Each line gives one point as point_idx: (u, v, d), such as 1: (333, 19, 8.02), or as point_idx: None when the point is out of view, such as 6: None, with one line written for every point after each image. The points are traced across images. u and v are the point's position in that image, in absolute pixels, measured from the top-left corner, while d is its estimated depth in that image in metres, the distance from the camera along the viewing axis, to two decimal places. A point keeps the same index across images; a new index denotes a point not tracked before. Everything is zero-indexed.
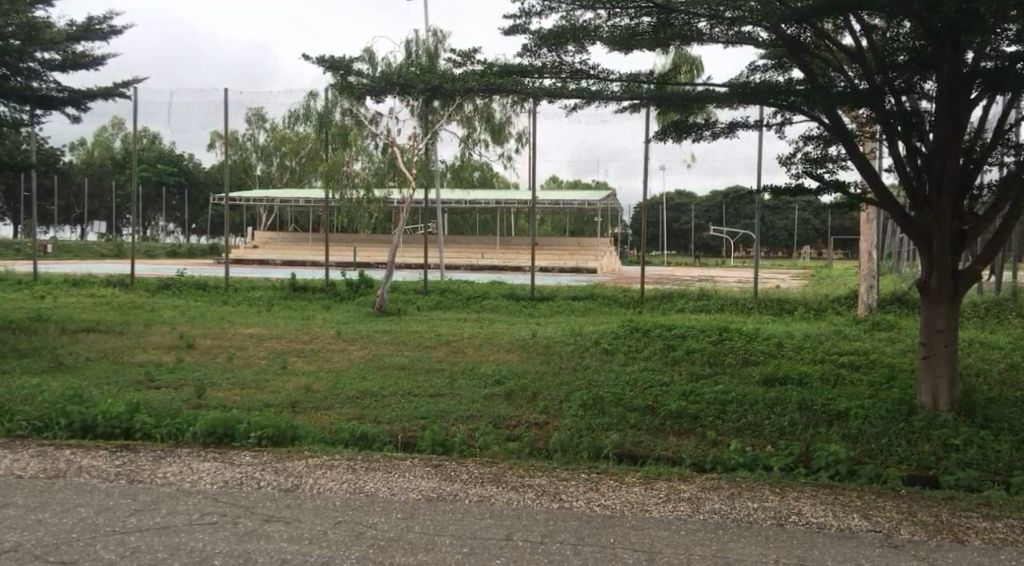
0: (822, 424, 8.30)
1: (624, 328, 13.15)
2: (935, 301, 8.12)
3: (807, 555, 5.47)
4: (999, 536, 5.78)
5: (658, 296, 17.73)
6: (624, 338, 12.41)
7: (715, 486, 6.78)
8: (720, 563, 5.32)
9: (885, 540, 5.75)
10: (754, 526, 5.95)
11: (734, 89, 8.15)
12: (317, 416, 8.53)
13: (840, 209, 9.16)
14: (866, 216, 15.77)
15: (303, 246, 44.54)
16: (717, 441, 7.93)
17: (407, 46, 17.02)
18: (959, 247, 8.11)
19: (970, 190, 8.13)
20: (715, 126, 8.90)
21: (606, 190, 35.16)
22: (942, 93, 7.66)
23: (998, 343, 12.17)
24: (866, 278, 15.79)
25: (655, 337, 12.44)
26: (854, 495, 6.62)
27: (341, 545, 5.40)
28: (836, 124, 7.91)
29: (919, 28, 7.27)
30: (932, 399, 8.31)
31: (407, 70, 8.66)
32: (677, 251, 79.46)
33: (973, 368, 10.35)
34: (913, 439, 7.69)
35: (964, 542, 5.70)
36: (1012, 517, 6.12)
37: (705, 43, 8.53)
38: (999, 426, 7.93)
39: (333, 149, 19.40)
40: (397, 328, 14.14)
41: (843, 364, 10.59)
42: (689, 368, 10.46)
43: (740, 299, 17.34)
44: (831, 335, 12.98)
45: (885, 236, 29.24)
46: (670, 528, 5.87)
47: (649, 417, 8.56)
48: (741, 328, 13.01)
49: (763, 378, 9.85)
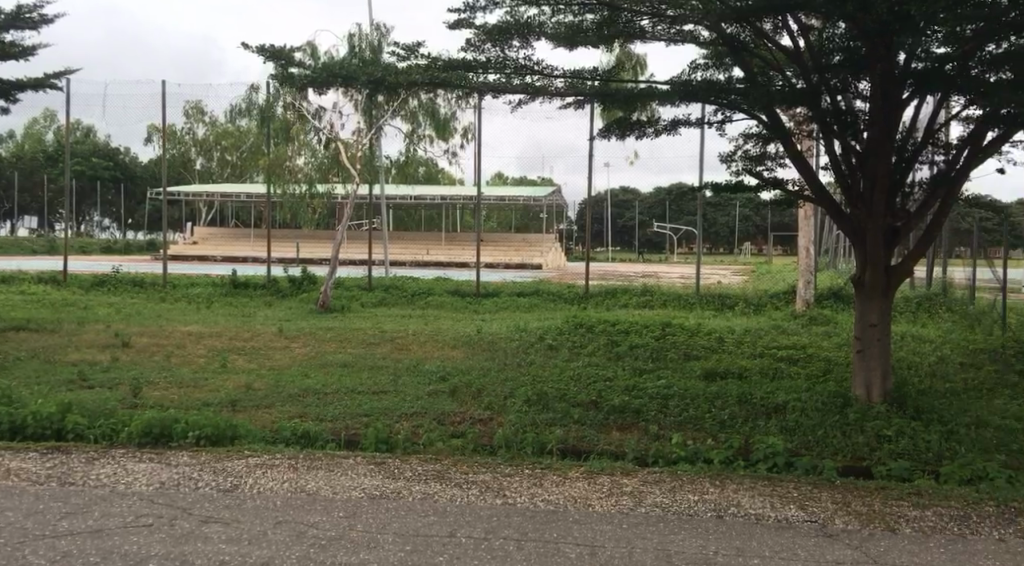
0: (761, 416, 8.45)
1: (567, 324, 13.22)
2: (871, 296, 8.28)
3: (746, 546, 5.57)
4: (928, 525, 5.97)
5: (603, 291, 17.88)
6: (569, 333, 12.50)
7: (657, 480, 6.88)
8: (660, 556, 5.38)
9: (821, 529, 5.89)
10: (693, 519, 6.04)
11: (676, 86, 8.24)
12: (257, 415, 8.41)
13: (779, 205, 9.30)
14: (804, 212, 16.03)
15: (245, 242, 43.75)
16: (660, 435, 8.03)
17: (350, 40, 16.84)
18: (892, 243, 8.30)
19: (902, 188, 8.29)
20: (657, 124, 8.89)
21: (551, 186, 35.35)
22: (876, 92, 7.82)
23: (930, 336, 12.55)
24: (804, 274, 16.07)
25: (599, 331, 12.57)
26: (791, 486, 6.78)
27: (281, 545, 5.33)
28: (774, 123, 8.05)
29: (853, 28, 7.43)
30: (867, 391, 8.51)
31: (349, 63, 8.55)
32: (623, 247, 80.47)
33: (906, 360, 10.68)
34: (848, 431, 7.88)
35: (894, 530, 5.88)
36: (940, 506, 6.35)
37: (647, 42, 8.62)
38: (929, 417, 8.15)
39: (275, 144, 19.14)
40: (342, 326, 13.93)
41: (781, 358, 10.80)
42: (633, 363, 10.55)
43: (684, 293, 17.60)
44: (769, 329, 13.23)
45: (822, 232, 29.96)
46: (612, 522, 5.93)
47: (593, 412, 8.61)
48: (684, 324, 13.18)
49: (704, 372, 9.99)
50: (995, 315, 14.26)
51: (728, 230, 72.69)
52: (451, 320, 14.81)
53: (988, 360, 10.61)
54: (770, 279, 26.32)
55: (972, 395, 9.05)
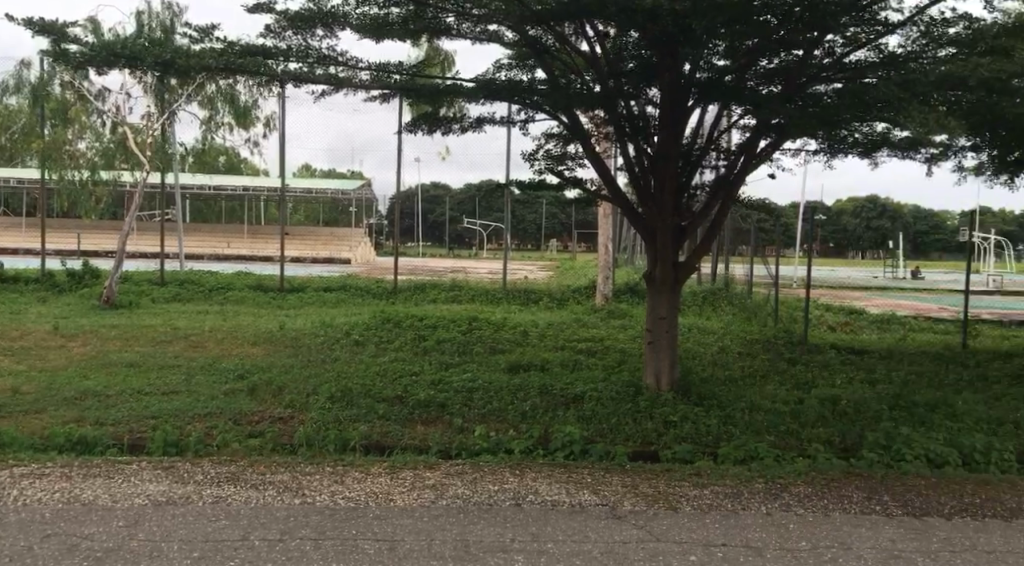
0: (560, 407, 8.75)
1: (374, 319, 13.11)
2: (660, 290, 8.81)
3: (541, 532, 5.75)
4: (706, 503, 6.45)
5: (412, 287, 17.92)
6: (376, 329, 12.41)
7: (459, 472, 6.96)
8: (459, 547, 5.45)
9: (611, 512, 6.18)
10: (492, 508, 6.16)
11: (481, 85, 8.40)
12: (24, 422, 7.68)
13: (579, 204, 9.69)
14: (603, 210, 16.89)
15: (23, 234, 39.82)
16: (464, 427, 8.13)
17: (138, 17, 15.78)
18: (680, 240, 8.87)
19: (688, 189, 8.89)
20: (463, 121, 9.00)
21: (358, 180, 35.08)
22: (665, 99, 8.35)
23: (713, 327, 13.61)
24: (603, 269, 16.86)
25: (406, 326, 12.57)
26: (585, 472, 7.08)
27: (49, 561, 4.91)
28: (573, 124, 8.37)
29: (644, 37, 7.88)
30: (656, 380, 9.03)
31: (135, 42, 7.98)
32: (441, 244, 81.20)
33: (692, 350, 11.49)
34: (639, 418, 8.34)
35: (676, 508, 6.29)
36: (717, 484, 6.88)
37: (454, 39, 8.69)
38: (709, 403, 8.79)
39: (52, 126, 17.54)
40: (126, 323, 12.98)
41: (581, 349, 11.30)
42: (439, 357, 10.63)
43: (492, 289, 17.94)
44: (571, 322, 13.80)
45: (620, 230, 31.80)
46: (413, 515, 5.93)
47: (398, 407, 8.58)
48: (490, 318, 13.46)
49: (508, 365, 10.25)
50: (769, 308, 15.75)
51: (535, 227, 75.53)
52: (251, 316, 14.26)
53: (762, 349, 11.65)
54: (572, 274, 27.53)
55: (747, 380, 9.90)
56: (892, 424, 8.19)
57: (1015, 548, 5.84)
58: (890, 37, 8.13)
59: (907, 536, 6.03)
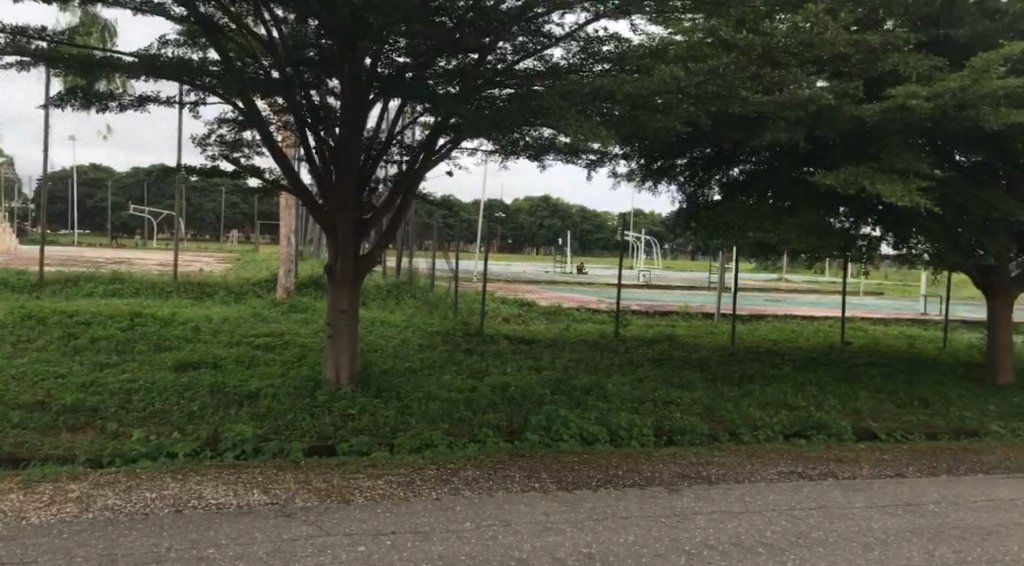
0: (233, 405, 8.35)
1: (12, 316, 11.57)
2: (340, 283, 8.80)
3: (200, 538, 5.39)
4: (378, 493, 6.54)
5: (63, 281, 16.16)
6: (12, 328, 10.93)
7: (110, 481, 6.36)
8: (101, 563, 4.94)
9: (280, 510, 5.99)
10: (147, 518, 5.69)
11: (141, 60, 7.68)
12: None
13: (260, 193, 9.33)
14: (284, 201, 16.58)
15: None
16: (119, 433, 7.44)
17: None
18: (361, 233, 8.94)
19: (368, 184, 8.99)
20: (122, 98, 8.21)
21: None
22: (345, 92, 8.33)
23: (395, 320, 13.94)
24: (285, 261, 16.56)
25: (52, 325, 11.27)
26: (257, 471, 6.82)
27: None
28: (249, 110, 8.01)
29: (322, 27, 7.72)
30: (335, 372, 9.01)
31: None
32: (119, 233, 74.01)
33: (374, 343, 11.64)
34: (316, 413, 8.23)
35: (348, 501, 6.29)
36: (391, 474, 6.99)
37: (111, 7, 7.88)
38: (388, 395, 8.95)
39: None
40: None
41: (257, 345, 10.95)
42: (94, 358, 9.67)
43: (160, 285, 16.72)
44: (248, 317, 13.31)
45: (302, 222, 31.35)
46: (49, 534, 5.31)
47: (37, 414, 7.65)
48: (157, 314, 12.53)
49: (176, 363, 9.61)
50: (449, 301, 16.58)
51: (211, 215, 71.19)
52: None
53: (440, 340, 12.14)
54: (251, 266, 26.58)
55: (426, 370, 10.20)
56: (553, 407, 8.87)
57: (643, 512, 6.57)
58: (553, 50, 8.82)
59: (560, 509, 6.53)
